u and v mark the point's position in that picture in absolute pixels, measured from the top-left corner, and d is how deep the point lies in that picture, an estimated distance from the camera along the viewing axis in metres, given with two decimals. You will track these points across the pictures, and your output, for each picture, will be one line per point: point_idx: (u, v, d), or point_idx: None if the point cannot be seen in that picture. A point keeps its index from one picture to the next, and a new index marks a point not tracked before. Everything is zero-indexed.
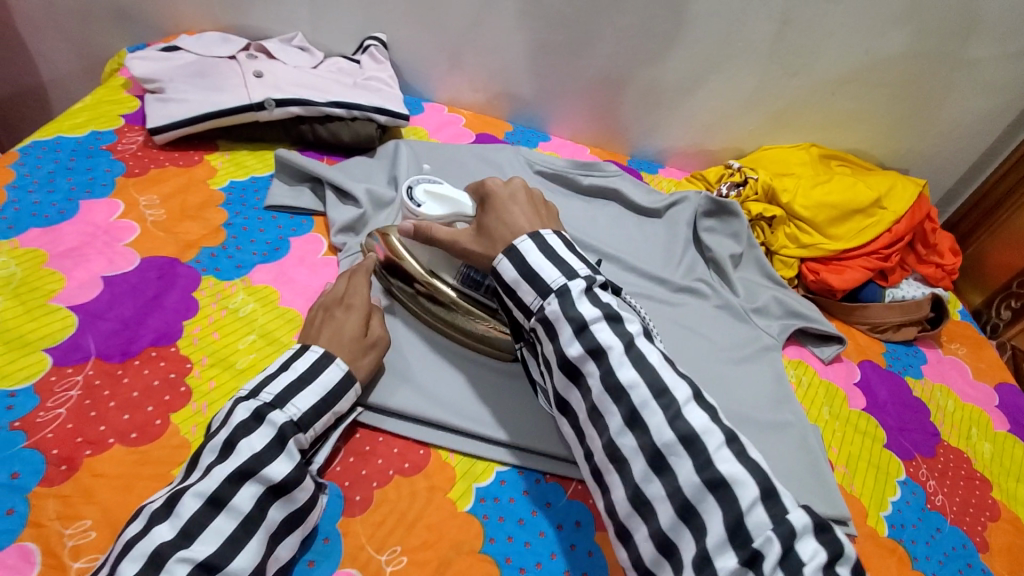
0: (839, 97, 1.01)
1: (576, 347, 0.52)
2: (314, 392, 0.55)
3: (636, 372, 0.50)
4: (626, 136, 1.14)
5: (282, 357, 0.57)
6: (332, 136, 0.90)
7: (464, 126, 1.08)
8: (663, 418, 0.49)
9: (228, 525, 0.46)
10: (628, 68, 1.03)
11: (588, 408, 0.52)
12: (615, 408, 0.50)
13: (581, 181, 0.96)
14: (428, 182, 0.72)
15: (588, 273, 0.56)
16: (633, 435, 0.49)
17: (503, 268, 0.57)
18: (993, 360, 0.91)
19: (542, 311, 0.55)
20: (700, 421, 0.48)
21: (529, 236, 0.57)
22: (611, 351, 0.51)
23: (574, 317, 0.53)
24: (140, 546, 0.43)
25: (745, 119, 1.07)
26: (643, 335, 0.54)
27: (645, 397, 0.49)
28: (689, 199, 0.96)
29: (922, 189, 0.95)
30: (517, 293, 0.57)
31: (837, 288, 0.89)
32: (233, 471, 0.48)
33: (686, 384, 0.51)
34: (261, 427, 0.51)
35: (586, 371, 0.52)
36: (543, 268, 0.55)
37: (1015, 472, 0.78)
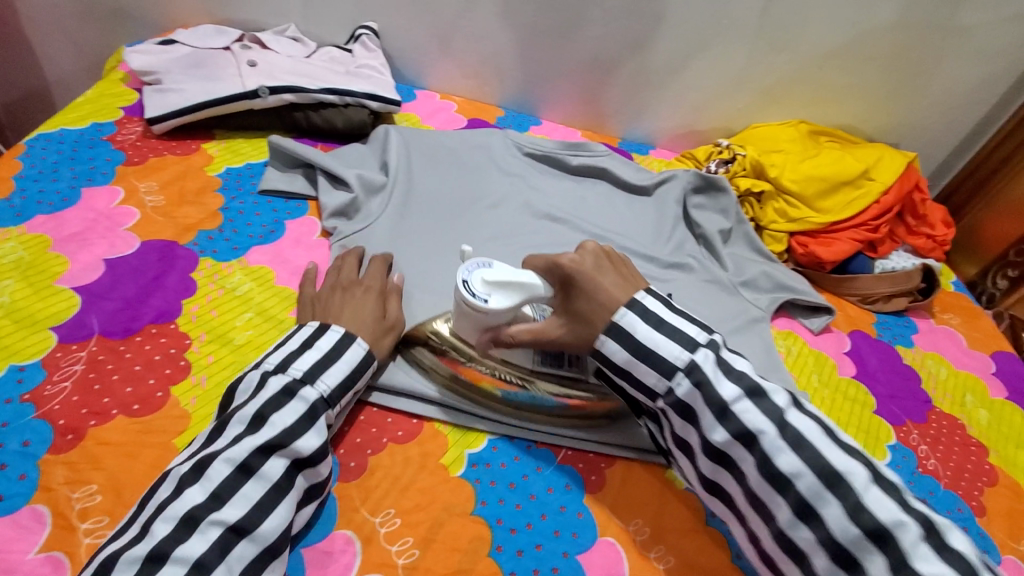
0: (829, 71, 1.02)
1: (721, 432, 0.51)
2: (341, 369, 0.56)
3: (797, 457, 0.48)
4: (618, 119, 1.14)
5: (304, 333, 0.58)
6: (325, 122, 0.92)
7: (456, 112, 1.10)
8: (842, 509, 0.46)
9: (257, 492, 0.48)
10: (618, 49, 1.04)
11: (745, 494, 0.51)
12: (782, 499, 0.48)
13: (571, 162, 0.98)
14: (483, 266, 0.59)
15: (706, 338, 0.54)
16: (808, 527, 0.47)
17: (609, 349, 0.55)
18: (988, 329, 0.91)
19: (672, 393, 0.53)
20: (887, 508, 0.45)
21: (628, 307, 0.55)
22: (764, 436, 0.49)
23: (712, 400, 0.51)
24: (173, 508, 0.46)
25: (735, 98, 1.07)
26: (793, 406, 0.51)
27: (815, 485, 0.47)
28: (678, 176, 0.97)
29: (910, 161, 0.96)
30: (633, 373, 0.55)
31: (826, 260, 0.90)
32: (263, 443, 0.49)
33: (858, 464, 0.47)
34: (291, 402, 0.52)
35: (736, 457, 0.51)
36: (664, 345, 0.53)
37: (1013, 437, 0.77)
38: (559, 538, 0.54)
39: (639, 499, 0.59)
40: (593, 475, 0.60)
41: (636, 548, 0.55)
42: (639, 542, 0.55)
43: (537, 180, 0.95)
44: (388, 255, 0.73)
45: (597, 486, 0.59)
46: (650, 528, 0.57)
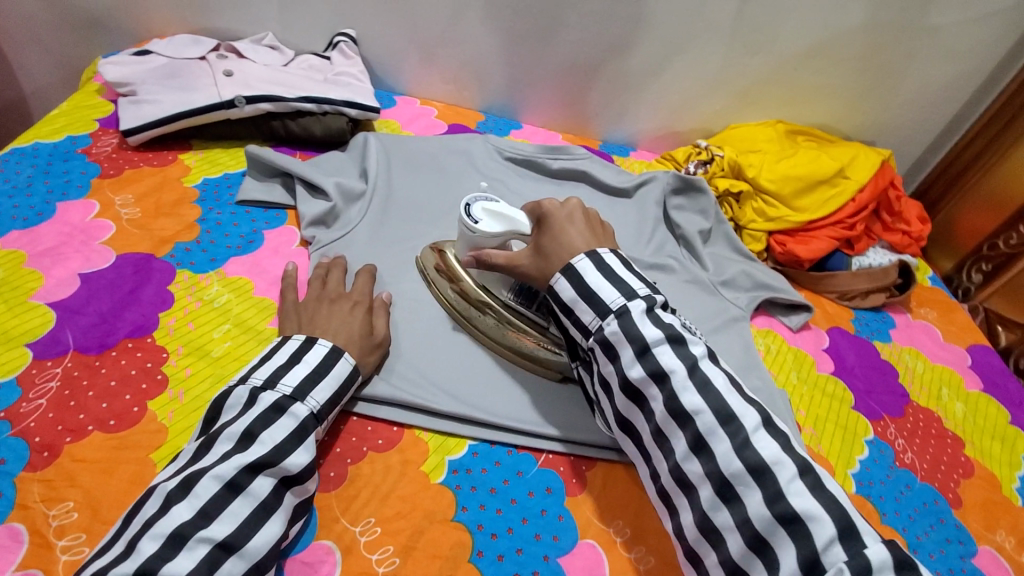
0: (803, 71, 1.03)
1: (638, 369, 0.53)
2: (329, 385, 0.57)
3: (700, 398, 0.51)
4: (597, 121, 1.15)
5: (290, 347, 0.58)
6: (303, 130, 0.92)
7: (436, 118, 1.10)
8: (730, 446, 0.49)
9: (244, 509, 0.48)
10: (595, 52, 1.05)
11: (651, 430, 0.54)
12: (681, 432, 0.51)
13: (551, 166, 0.98)
14: (486, 199, 0.67)
15: (647, 292, 0.56)
16: (698, 460, 0.50)
17: (560, 286, 0.59)
18: (964, 323, 0.93)
19: (601, 330, 0.56)
20: (769, 449, 0.49)
21: (586, 255, 0.59)
22: (673, 375, 0.52)
23: (635, 337, 0.54)
24: (159, 525, 0.45)
25: (712, 99, 1.09)
26: (708, 358, 0.54)
27: (710, 422, 0.50)
28: (657, 178, 0.98)
29: (885, 158, 0.97)
30: (575, 312, 0.58)
31: (804, 257, 0.91)
32: (253, 461, 0.49)
33: (753, 411, 0.51)
34: (281, 418, 0.53)
35: (649, 395, 0.53)
36: (603, 288, 0.57)
37: (988, 430, 0.78)
38: (539, 541, 0.55)
39: (619, 500, 0.59)
40: (573, 479, 0.60)
41: (616, 549, 0.55)
42: (620, 543, 0.56)
43: (517, 184, 0.96)
44: (373, 267, 0.73)
45: (577, 489, 0.59)
46: (630, 529, 0.57)
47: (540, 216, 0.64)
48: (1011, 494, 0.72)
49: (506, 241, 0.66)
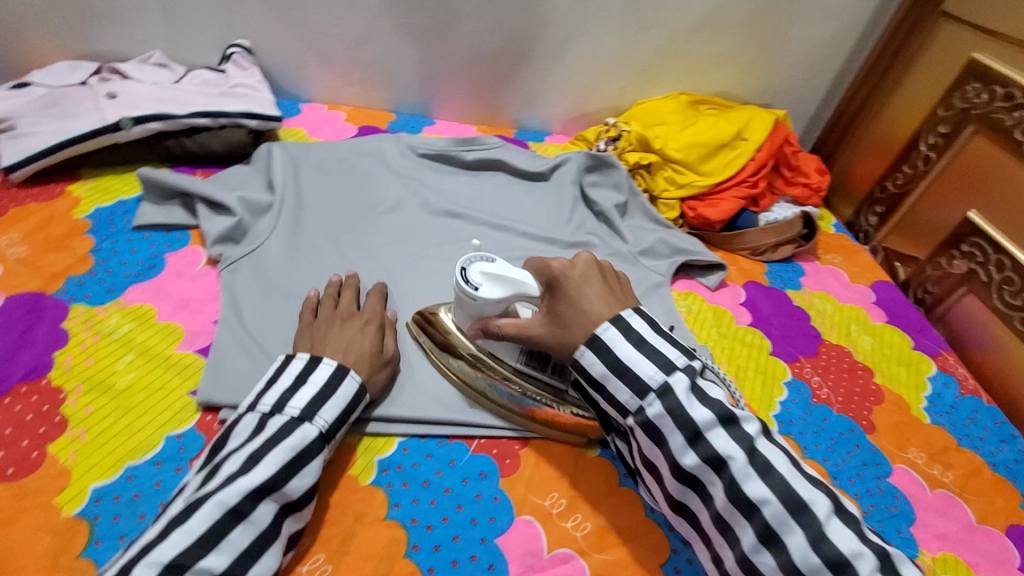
0: (695, 43, 1.07)
1: (691, 456, 0.49)
2: (336, 405, 0.55)
3: (764, 484, 0.47)
4: (510, 110, 1.17)
5: (295, 367, 0.56)
6: (201, 147, 0.89)
7: (346, 121, 1.08)
8: (804, 538, 0.45)
9: (244, 538, 0.46)
10: (497, 42, 1.06)
11: (711, 515, 0.50)
12: (746, 522, 0.47)
13: (465, 158, 0.98)
14: (484, 259, 0.61)
15: (685, 362, 0.51)
16: (769, 553, 0.46)
17: (587, 360, 0.53)
18: (866, 263, 0.99)
19: (642, 411, 0.51)
20: (847, 543, 0.45)
21: (611, 322, 0.53)
22: (733, 462, 0.48)
23: (685, 423, 0.49)
24: (156, 555, 0.42)
25: (616, 78, 1.12)
26: (763, 435, 0.50)
27: (780, 513, 0.46)
28: (570, 158, 0.99)
29: (777, 117, 1.03)
30: (607, 388, 0.52)
31: (715, 219, 0.95)
32: (256, 486, 0.47)
33: (823, 496, 0.47)
34: (289, 439, 0.51)
35: (705, 480, 0.49)
36: (639, 363, 0.51)
37: (895, 357, 0.83)
38: (476, 526, 0.55)
39: (552, 473, 0.60)
40: (506, 459, 0.61)
41: (553, 521, 0.56)
42: (555, 514, 0.57)
43: (432, 179, 0.95)
44: (385, 285, 0.73)
45: (511, 469, 0.60)
46: (565, 499, 0.58)
47: (555, 282, 0.56)
48: (920, 413, 0.76)
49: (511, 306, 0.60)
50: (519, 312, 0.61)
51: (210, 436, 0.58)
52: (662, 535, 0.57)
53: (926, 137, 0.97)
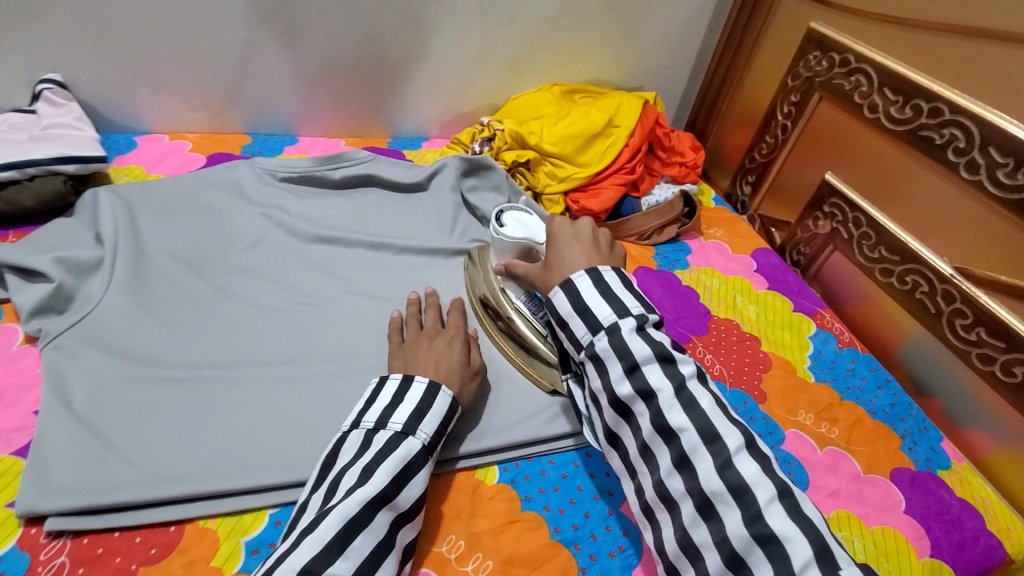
0: (558, 33, 1.06)
1: (626, 386, 0.52)
2: (434, 418, 0.56)
3: (686, 415, 0.49)
4: (380, 118, 1.10)
5: (392, 387, 0.57)
6: (9, 204, 0.76)
7: (192, 151, 0.98)
8: (712, 464, 0.47)
9: (366, 545, 0.47)
10: (354, 49, 0.99)
11: (638, 447, 0.52)
12: (666, 449, 0.50)
13: (332, 176, 0.91)
14: (518, 210, 0.78)
15: (641, 311, 0.55)
16: (681, 477, 0.48)
17: (557, 300, 0.57)
18: (746, 232, 1.03)
19: (592, 346, 0.54)
20: (750, 471, 0.46)
21: (586, 271, 0.57)
22: (661, 394, 0.50)
23: (624, 354, 0.52)
24: (286, 566, 0.43)
25: (485, 75, 1.09)
26: (696, 378, 0.52)
27: (695, 442, 0.48)
28: (446, 164, 0.95)
29: (645, 101, 1.04)
30: (568, 325, 0.56)
31: (598, 210, 0.94)
32: (374, 495, 0.48)
33: (739, 433, 0.48)
34: (396, 452, 0.52)
35: (635, 410, 0.52)
36: (597, 304, 0.55)
37: (779, 322, 0.87)
38: None
39: (450, 512, 0.57)
40: None
41: (451, 568, 0.53)
42: (454, 560, 0.53)
43: (299, 204, 0.88)
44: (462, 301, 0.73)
45: None
46: (463, 540, 0.55)
47: (548, 235, 0.64)
48: (805, 373, 0.80)
49: (526, 249, 0.73)
50: (531, 255, 0.73)
51: (36, 553, 0.49)
52: (569, 555, 0.55)
53: (781, 107, 1.01)
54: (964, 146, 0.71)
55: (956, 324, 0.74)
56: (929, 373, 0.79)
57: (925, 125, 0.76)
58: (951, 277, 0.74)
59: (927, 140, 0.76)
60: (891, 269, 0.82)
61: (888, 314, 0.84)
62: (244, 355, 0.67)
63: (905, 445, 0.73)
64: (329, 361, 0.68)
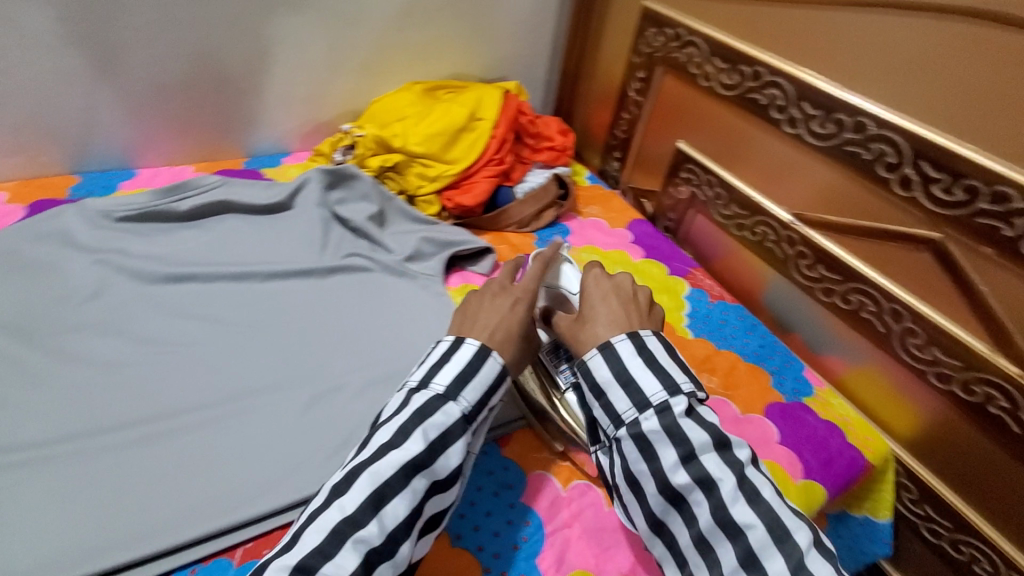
0: (408, 30, 1.04)
1: (683, 475, 0.51)
2: (478, 385, 0.55)
3: (752, 510, 0.49)
4: (230, 138, 1.02)
5: (441, 347, 0.58)
6: None
7: (6, 202, 0.86)
8: (785, 565, 0.46)
9: (400, 511, 0.48)
10: (187, 67, 0.91)
11: (692, 537, 0.51)
12: (730, 544, 0.49)
13: (179, 209, 0.83)
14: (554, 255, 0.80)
15: (689, 387, 0.54)
16: None
17: (596, 366, 0.56)
18: (620, 206, 1.08)
19: (637, 424, 0.53)
20: (828, 574, 0.45)
21: (627, 335, 0.57)
22: (722, 484, 0.50)
23: (679, 440, 0.51)
24: (320, 522, 0.46)
25: (338, 81, 1.04)
26: (752, 463, 0.52)
27: (764, 539, 0.47)
28: (309, 178, 0.90)
29: (505, 91, 1.04)
30: (607, 395, 0.56)
31: (472, 205, 0.95)
32: (406, 464, 0.49)
33: (807, 528, 0.48)
34: (437, 417, 0.52)
35: (691, 500, 0.51)
36: (643, 377, 0.55)
37: (657, 287, 0.91)
38: None
39: None
40: None
41: None
42: None
43: (145, 244, 0.80)
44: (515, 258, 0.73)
45: None
46: None
47: (590, 287, 0.63)
48: (683, 331, 0.85)
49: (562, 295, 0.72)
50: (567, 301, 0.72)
51: None
52: (473, 556, 0.56)
53: (631, 84, 1.05)
54: (784, 104, 0.78)
55: (801, 265, 0.82)
56: (787, 312, 0.87)
57: (751, 88, 0.83)
58: (791, 224, 0.82)
59: (755, 101, 0.83)
60: (744, 223, 0.89)
61: (748, 264, 0.91)
62: (98, 422, 0.61)
63: (775, 381, 0.80)
64: (197, 411, 0.63)
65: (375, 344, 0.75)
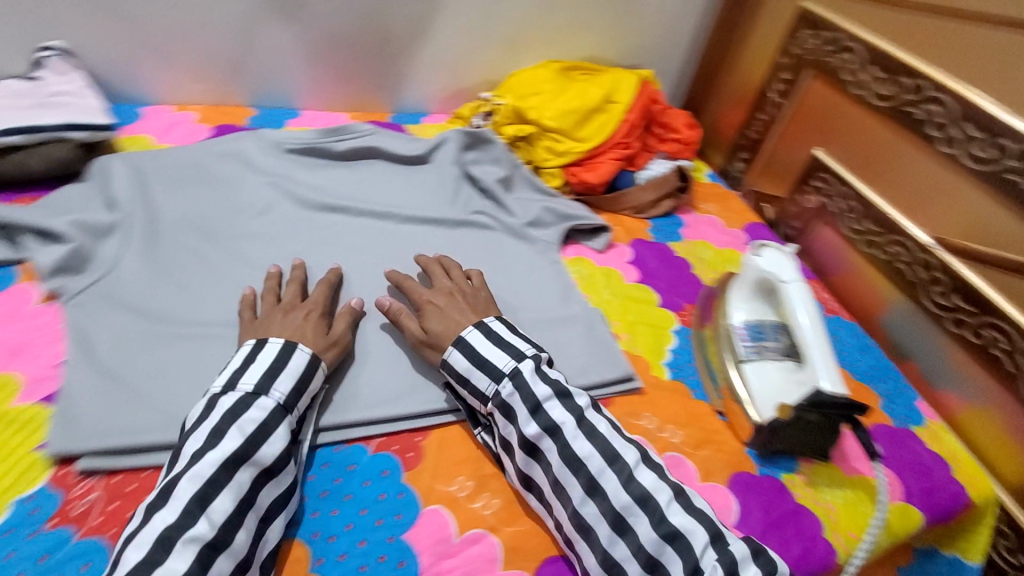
0: (557, 9, 1.08)
1: (533, 426, 0.57)
2: (290, 376, 0.56)
3: (588, 442, 0.56)
4: (382, 93, 1.11)
5: (243, 351, 0.58)
6: (18, 167, 0.78)
7: (197, 122, 1.00)
8: (618, 482, 0.54)
9: (228, 503, 0.48)
10: (356, 23, 1.00)
11: (550, 482, 0.56)
12: (574, 479, 0.54)
13: (336, 148, 0.93)
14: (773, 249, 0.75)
15: (532, 351, 0.62)
16: (594, 502, 0.53)
17: (453, 358, 0.62)
18: (739, 207, 1.07)
19: (498, 394, 0.59)
20: (649, 480, 0.54)
21: (475, 326, 0.63)
22: (565, 426, 0.56)
23: (527, 396, 0.58)
24: (141, 536, 0.45)
25: (484, 51, 1.10)
26: (592, 407, 0.59)
27: (600, 464, 0.54)
28: (448, 137, 0.97)
29: (642, 77, 1.06)
30: (470, 380, 0.61)
31: (595, 183, 0.98)
32: (227, 458, 0.49)
33: (634, 448, 0.56)
34: (250, 412, 0.52)
35: (543, 447, 0.56)
36: (493, 355, 0.61)
37: None
38: (382, 525, 0.55)
39: (458, 458, 0.61)
40: (409, 453, 0.61)
41: (461, 505, 0.57)
42: (463, 498, 0.58)
43: (305, 175, 0.89)
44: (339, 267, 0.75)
45: (413, 461, 0.60)
46: (471, 481, 0.59)
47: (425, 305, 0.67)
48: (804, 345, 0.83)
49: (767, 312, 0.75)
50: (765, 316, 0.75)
51: (69, 490, 0.53)
52: None
53: (773, 85, 1.04)
54: (943, 123, 0.75)
55: (932, 292, 0.79)
56: (908, 338, 0.84)
57: (908, 102, 0.80)
58: (930, 247, 0.79)
59: (909, 116, 0.80)
60: (875, 240, 0.86)
61: (871, 283, 0.88)
62: None
63: (882, 403, 0.77)
64: None
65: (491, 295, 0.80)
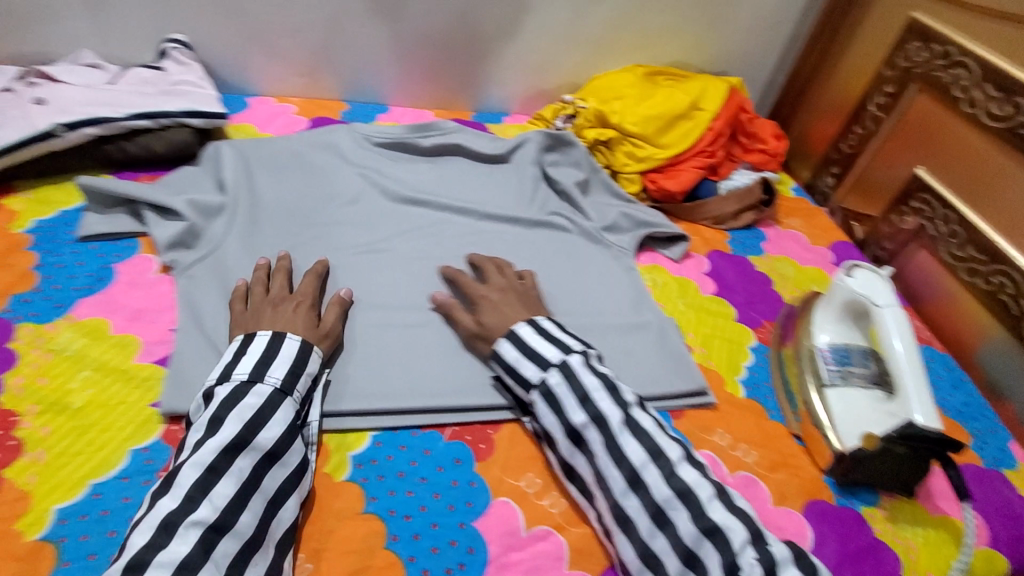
0: (647, 14, 1.07)
1: (580, 415, 0.57)
2: (282, 362, 0.58)
3: (634, 438, 0.55)
4: (466, 92, 1.14)
5: (233, 345, 0.59)
6: (144, 149, 0.85)
7: (296, 114, 1.06)
8: (660, 475, 0.53)
9: (230, 488, 0.49)
10: (448, 24, 1.03)
11: (593, 473, 0.56)
12: (617, 470, 0.55)
13: (422, 144, 0.96)
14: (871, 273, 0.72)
15: (580, 346, 0.62)
16: (636, 495, 0.53)
17: (503, 348, 0.63)
18: (825, 224, 1.02)
19: (544, 383, 0.60)
20: (692, 477, 0.53)
21: (525, 321, 0.64)
22: (611, 419, 0.56)
23: (575, 386, 0.59)
24: (147, 519, 0.46)
25: (569, 54, 1.11)
26: (638, 405, 0.59)
27: (644, 458, 0.54)
28: (529, 138, 0.98)
29: (731, 85, 1.04)
30: (518, 369, 0.62)
31: (675, 191, 0.96)
32: (227, 443, 0.50)
33: (679, 446, 0.56)
34: (247, 398, 0.54)
35: (587, 437, 0.57)
36: (542, 347, 0.62)
37: None
38: (453, 512, 0.57)
39: (528, 454, 0.62)
40: (481, 444, 0.63)
41: (530, 500, 0.59)
42: (531, 494, 0.59)
43: (392, 168, 0.93)
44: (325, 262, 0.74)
45: (485, 453, 0.62)
46: (540, 478, 0.61)
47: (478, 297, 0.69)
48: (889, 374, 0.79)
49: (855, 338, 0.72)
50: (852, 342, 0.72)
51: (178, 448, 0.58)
52: None
53: (874, 98, 0.99)
54: None
55: None
56: (1008, 376, 0.78)
57: None
58: None
59: None
60: (977, 269, 0.81)
61: (969, 314, 0.82)
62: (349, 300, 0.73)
63: (975, 443, 0.72)
64: (413, 311, 0.73)
65: (565, 296, 0.80)
